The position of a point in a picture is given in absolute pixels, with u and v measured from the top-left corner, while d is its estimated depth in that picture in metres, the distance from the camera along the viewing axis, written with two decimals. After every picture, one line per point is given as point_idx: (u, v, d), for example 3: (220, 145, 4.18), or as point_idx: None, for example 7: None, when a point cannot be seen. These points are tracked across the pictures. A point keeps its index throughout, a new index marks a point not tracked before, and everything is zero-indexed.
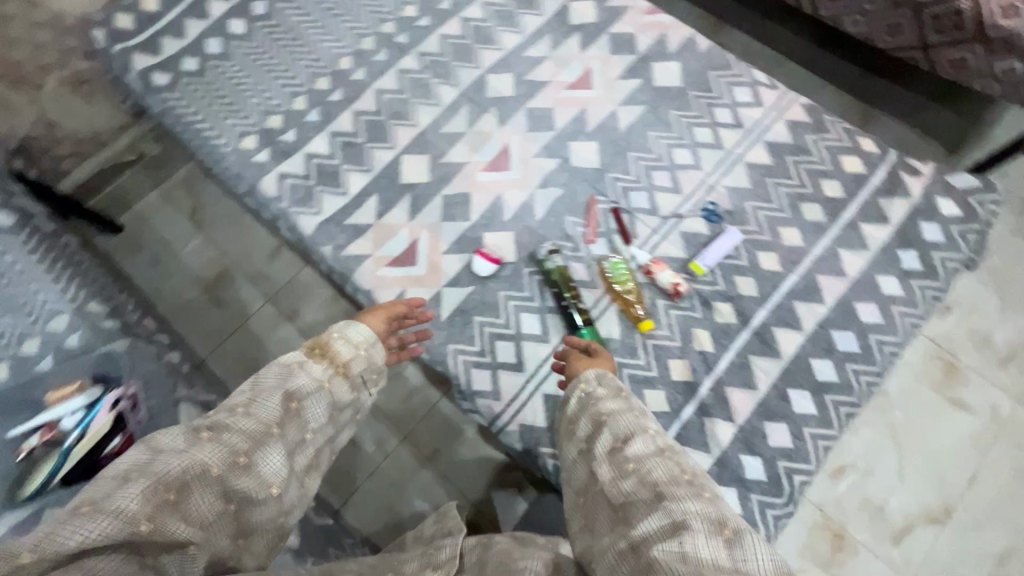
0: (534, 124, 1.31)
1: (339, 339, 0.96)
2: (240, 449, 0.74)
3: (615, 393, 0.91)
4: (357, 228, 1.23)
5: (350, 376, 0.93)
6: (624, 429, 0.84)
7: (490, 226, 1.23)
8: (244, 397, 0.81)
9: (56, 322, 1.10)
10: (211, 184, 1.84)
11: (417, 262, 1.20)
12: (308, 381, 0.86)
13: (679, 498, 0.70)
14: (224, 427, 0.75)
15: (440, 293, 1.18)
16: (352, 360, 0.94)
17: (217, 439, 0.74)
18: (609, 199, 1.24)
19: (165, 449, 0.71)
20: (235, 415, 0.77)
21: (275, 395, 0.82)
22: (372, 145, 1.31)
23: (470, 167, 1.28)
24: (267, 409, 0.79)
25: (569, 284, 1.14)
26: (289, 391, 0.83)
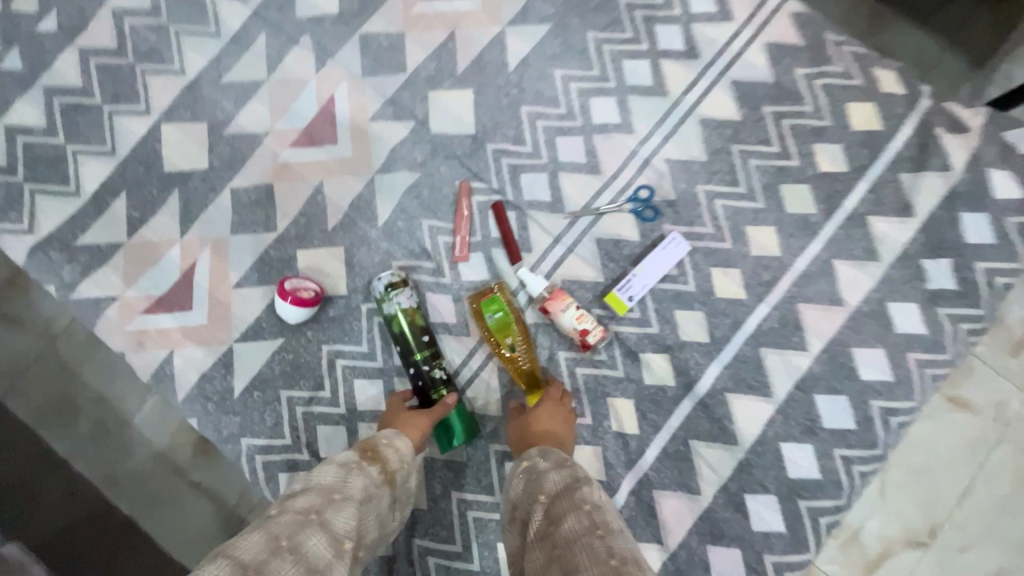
0: (373, 63, 0.83)
1: (391, 449, 0.62)
2: (320, 567, 0.46)
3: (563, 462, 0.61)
4: (94, 254, 0.79)
5: (394, 493, 0.60)
6: (560, 508, 0.53)
7: (307, 238, 0.79)
8: (313, 500, 0.51)
9: None
10: None
11: (192, 306, 0.78)
12: (371, 491, 0.56)
13: None
14: (304, 532, 0.47)
15: (230, 353, 0.77)
16: (398, 473, 0.61)
17: (302, 560, 0.45)
18: (489, 187, 0.80)
19: (247, 565, 0.43)
20: (312, 522, 0.49)
21: (348, 503, 0.53)
22: (114, 108, 0.82)
23: (273, 142, 0.81)
24: (344, 515, 0.51)
25: (422, 337, 0.74)
26: (360, 499, 0.54)
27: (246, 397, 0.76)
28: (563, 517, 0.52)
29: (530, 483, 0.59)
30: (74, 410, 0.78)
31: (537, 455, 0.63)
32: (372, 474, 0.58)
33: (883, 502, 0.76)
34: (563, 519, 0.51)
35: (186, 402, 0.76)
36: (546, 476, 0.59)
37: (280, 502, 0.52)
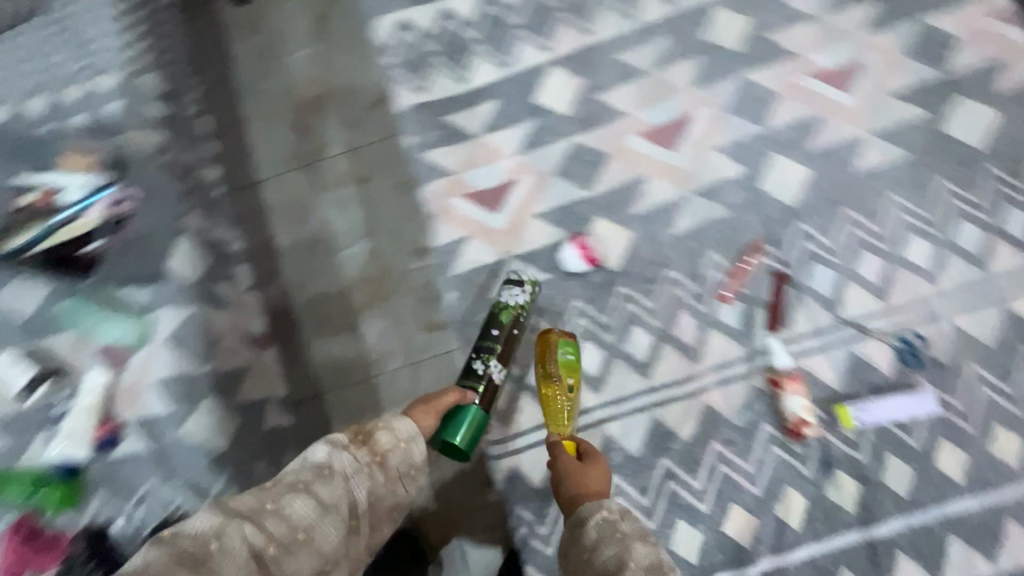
0: (741, 105, 0.92)
1: (386, 432, 0.68)
2: (299, 529, 0.56)
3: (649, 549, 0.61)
4: (453, 133, 0.95)
5: (389, 469, 0.66)
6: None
7: (610, 211, 0.90)
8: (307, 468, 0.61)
9: (101, 80, 0.97)
10: None
11: (498, 210, 0.91)
12: (361, 465, 0.63)
13: None
14: (285, 499, 0.58)
15: (505, 262, 0.90)
16: (391, 452, 0.67)
17: (280, 521, 0.56)
18: (779, 257, 0.87)
19: (232, 515, 0.55)
20: (298, 489, 0.59)
21: (332, 475, 0.61)
22: (525, 34, 0.97)
23: (628, 123, 0.93)
24: (327, 490, 0.60)
25: (493, 332, 0.83)
26: (348, 472, 0.62)
27: None
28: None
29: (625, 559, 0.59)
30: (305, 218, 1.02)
31: (617, 510, 0.66)
32: (363, 453, 0.64)
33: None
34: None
35: (454, 279, 0.91)
36: (634, 543, 0.61)
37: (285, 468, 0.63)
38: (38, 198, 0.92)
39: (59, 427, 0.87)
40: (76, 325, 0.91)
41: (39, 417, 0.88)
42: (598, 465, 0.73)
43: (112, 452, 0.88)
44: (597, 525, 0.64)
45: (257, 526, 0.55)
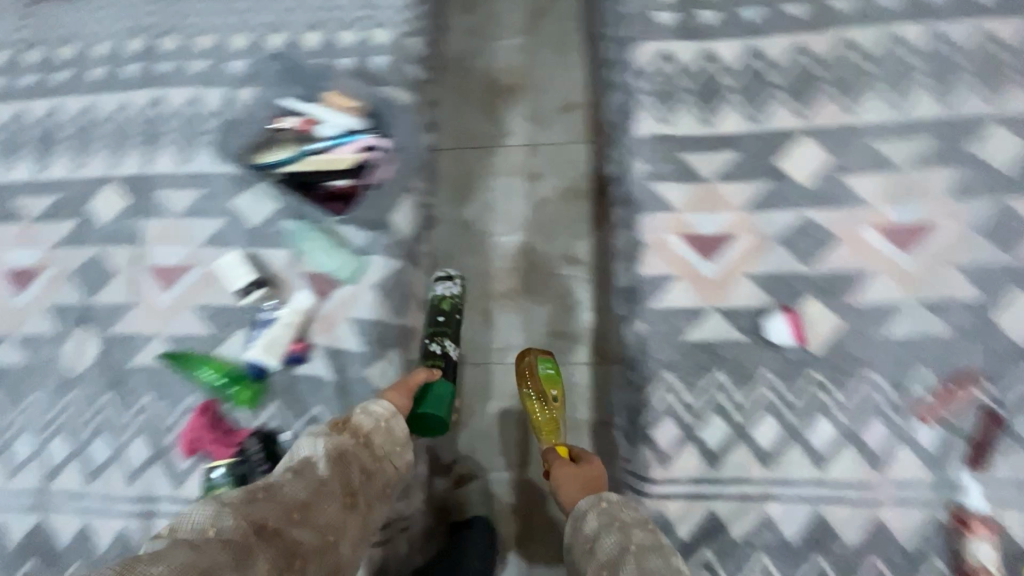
0: (995, 229, 0.88)
1: (365, 415, 0.84)
2: (296, 508, 0.70)
3: (643, 521, 0.79)
4: (685, 171, 0.96)
5: (373, 447, 0.82)
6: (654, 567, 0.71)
7: (826, 294, 0.89)
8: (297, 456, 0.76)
9: (379, 36, 1.06)
10: (574, 33, 1.64)
11: (710, 259, 0.92)
12: (345, 446, 0.79)
13: None
14: (279, 486, 0.71)
15: (705, 311, 0.90)
16: (372, 432, 0.83)
17: (279, 499, 0.69)
18: (997, 397, 0.83)
19: (224, 503, 0.67)
20: (290, 474, 0.73)
21: (321, 460, 0.76)
22: (783, 96, 0.97)
23: (866, 213, 0.91)
24: (321, 470, 0.75)
25: None
26: (337, 452, 0.78)
27: (690, 348, 0.89)
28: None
29: (626, 538, 0.76)
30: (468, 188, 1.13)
31: (615, 498, 0.83)
32: (347, 437, 0.80)
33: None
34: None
35: (649, 310, 0.91)
36: (633, 528, 0.77)
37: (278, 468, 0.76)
38: (304, 124, 1.00)
39: (262, 330, 0.96)
40: (299, 245, 1.01)
41: (248, 317, 0.99)
42: (591, 467, 0.97)
43: (297, 367, 0.95)
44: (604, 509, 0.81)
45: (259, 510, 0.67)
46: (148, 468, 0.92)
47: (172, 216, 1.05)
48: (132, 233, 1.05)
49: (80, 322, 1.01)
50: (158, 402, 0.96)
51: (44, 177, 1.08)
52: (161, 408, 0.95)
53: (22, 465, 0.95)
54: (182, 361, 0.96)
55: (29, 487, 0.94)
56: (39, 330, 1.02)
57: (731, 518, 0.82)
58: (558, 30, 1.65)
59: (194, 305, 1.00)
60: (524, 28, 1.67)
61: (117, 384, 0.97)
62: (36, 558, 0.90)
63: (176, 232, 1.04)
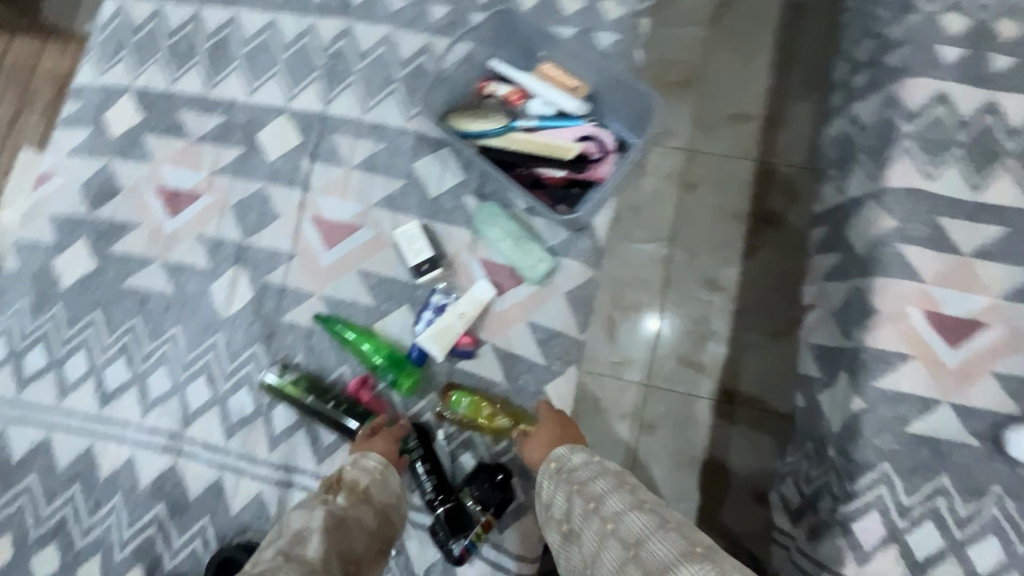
0: None
1: (356, 468, 0.74)
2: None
3: (588, 458, 0.72)
4: (942, 238, 0.83)
5: (373, 503, 0.72)
6: (598, 490, 0.65)
7: None
8: (289, 537, 0.65)
9: (610, 8, 0.93)
10: (765, 33, 1.45)
11: (956, 348, 0.80)
12: (336, 511, 0.68)
13: (625, 516, 0.60)
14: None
15: (938, 404, 0.79)
16: (371, 486, 0.73)
17: None
18: None
19: None
20: (280, 561, 0.61)
21: (313, 533, 0.65)
22: None
23: None
24: (312, 546, 0.63)
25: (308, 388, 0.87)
26: (331, 518, 0.67)
27: (915, 443, 0.78)
28: (604, 496, 0.64)
29: (570, 483, 0.69)
30: None
31: (566, 450, 0.75)
32: (342, 498, 0.70)
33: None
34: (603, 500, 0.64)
35: (871, 388, 0.81)
36: (576, 466, 0.72)
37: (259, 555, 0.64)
38: (517, 100, 0.90)
39: (431, 316, 0.88)
40: (489, 231, 0.90)
41: (415, 296, 0.91)
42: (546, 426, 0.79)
43: (461, 361, 0.88)
44: (552, 469, 0.74)
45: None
46: (292, 435, 0.88)
47: (346, 166, 0.96)
48: (301, 176, 0.96)
49: (235, 262, 0.94)
50: (310, 366, 0.90)
51: (215, 95, 1.00)
52: (314, 372, 0.90)
53: (158, 401, 0.90)
54: (340, 329, 0.89)
55: (165, 427, 0.89)
56: (189, 260, 0.95)
57: None
58: (749, 23, 1.46)
59: (359, 270, 0.92)
60: (713, 13, 1.47)
61: (269, 337, 0.91)
62: (164, 504, 0.86)
63: (348, 185, 0.95)
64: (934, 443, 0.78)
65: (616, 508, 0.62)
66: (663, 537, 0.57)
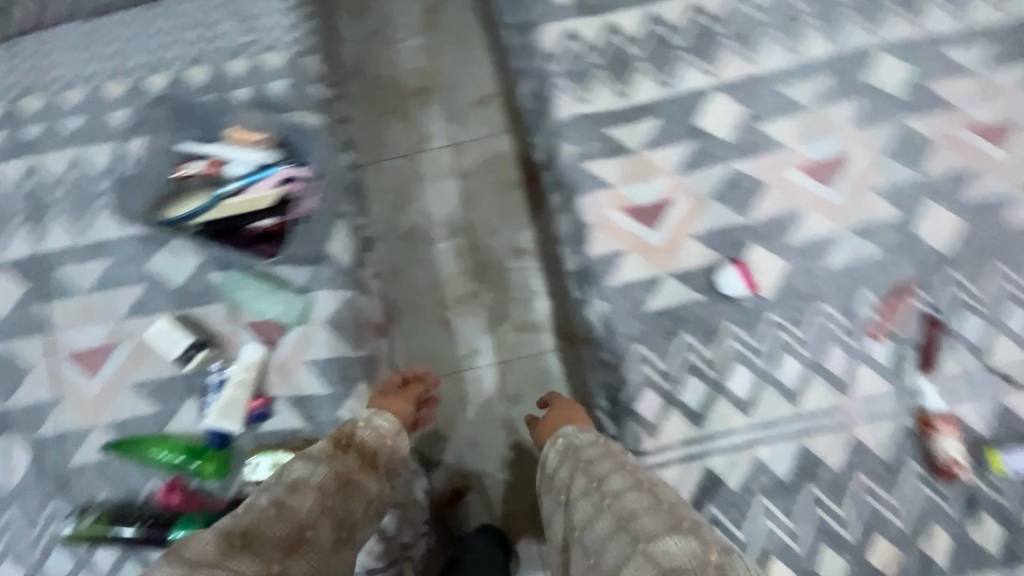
0: (897, 149, 0.94)
1: (368, 429, 0.84)
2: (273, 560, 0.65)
3: (593, 439, 0.88)
4: (613, 146, 0.97)
5: (379, 471, 0.82)
6: (603, 470, 0.81)
7: (766, 240, 0.93)
8: (292, 487, 0.73)
9: (270, 58, 0.99)
10: (474, 26, 1.61)
11: (656, 228, 0.93)
12: (338, 475, 0.77)
13: (625, 495, 0.76)
14: (259, 530, 0.67)
15: (660, 279, 0.92)
16: (378, 451, 0.83)
17: (268, 544, 0.66)
18: (931, 302, 0.89)
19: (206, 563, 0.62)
20: (274, 516, 0.69)
21: (311, 489, 0.73)
22: (687, 56, 1.00)
23: (788, 155, 0.95)
24: (306, 504, 0.72)
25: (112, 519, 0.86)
26: (334, 480, 0.76)
27: (654, 317, 0.91)
28: (608, 475, 0.80)
29: (576, 461, 0.85)
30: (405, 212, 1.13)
31: (571, 434, 0.91)
32: (351, 458, 0.80)
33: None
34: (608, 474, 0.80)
35: (608, 289, 0.92)
36: (584, 449, 0.87)
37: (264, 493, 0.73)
38: (214, 170, 0.95)
39: (215, 396, 0.90)
40: (239, 296, 0.94)
41: (195, 384, 0.92)
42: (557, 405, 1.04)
43: (261, 425, 0.90)
44: (558, 452, 0.90)
45: (232, 564, 0.63)
46: (121, 568, 0.85)
47: (81, 293, 0.94)
48: (39, 320, 0.94)
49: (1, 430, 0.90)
50: (116, 495, 0.88)
51: None
52: (120, 500, 0.88)
53: None
54: (131, 448, 0.89)
55: None
56: None
57: (723, 468, 0.85)
58: (457, 22, 1.62)
59: (131, 384, 0.91)
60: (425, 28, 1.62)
61: (63, 487, 0.88)
62: None
63: (89, 309, 0.94)
64: (668, 311, 0.91)
65: (616, 487, 0.78)
66: (656, 514, 0.72)
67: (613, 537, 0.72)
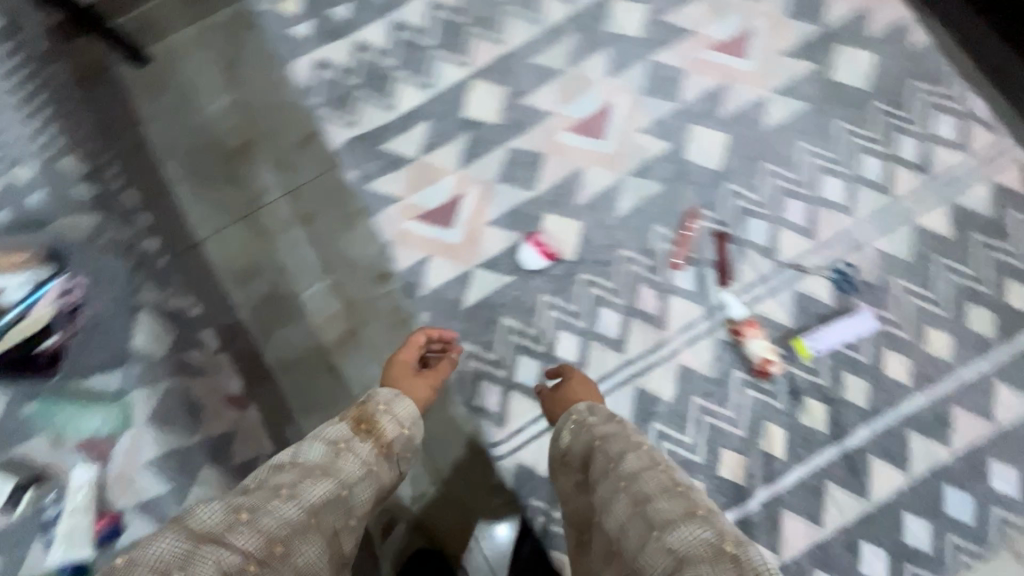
0: (652, 86, 0.98)
1: (389, 419, 0.69)
2: (279, 536, 0.53)
3: (613, 416, 0.70)
4: (392, 160, 0.97)
5: (394, 458, 0.68)
6: (616, 450, 0.64)
7: (556, 206, 0.96)
8: (294, 474, 0.59)
9: None
10: None
11: (453, 226, 0.95)
12: (351, 467, 0.62)
13: (643, 476, 0.59)
14: (265, 506, 0.54)
15: (469, 273, 0.94)
16: (397, 438, 0.68)
17: (261, 533, 0.52)
18: (716, 218, 0.94)
19: (198, 540, 0.49)
20: (280, 496, 0.56)
21: (326, 473, 0.60)
22: (439, 53, 1.00)
23: (556, 120, 0.98)
24: (315, 490, 0.58)
25: None
26: (347, 476, 0.61)
27: (472, 311, 0.93)
28: (620, 452, 0.64)
29: (590, 436, 0.68)
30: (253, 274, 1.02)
31: (584, 408, 0.73)
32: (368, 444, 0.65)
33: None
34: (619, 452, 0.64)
35: (424, 298, 0.93)
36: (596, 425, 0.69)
37: (264, 476, 0.60)
38: None
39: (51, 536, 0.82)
40: (47, 427, 0.86)
41: None
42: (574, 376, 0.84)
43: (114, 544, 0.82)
44: (568, 432, 0.71)
45: (231, 541, 0.51)
46: None
47: None
48: None
49: None
50: None
51: None
52: None
53: None
54: None
55: None
56: None
57: None
58: None
59: None
60: (184, 48, 1.08)
61: None
62: None
63: None
64: (484, 302, 0.93)
65: (632, 468, 0.61)
66: (669, 497, 0.57)
67: (626, 531, 0.56)
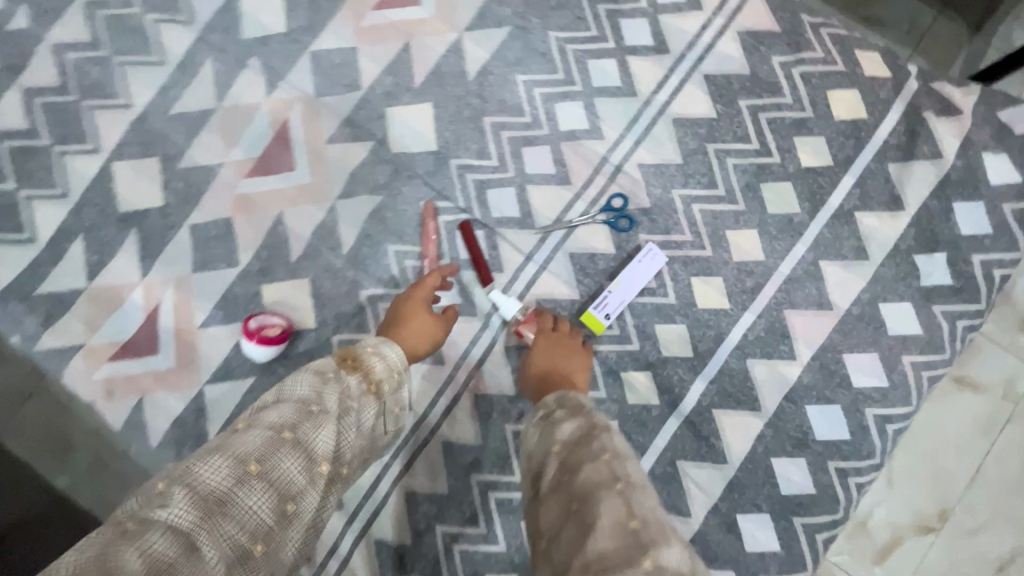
0: (326, 83, 0.79)
1: (379, 359, 0.57)
2: (291, 493, 0.44)
3: (585, 405, 0.52)
4: (56, 303, 0.76)
5: (385, 399, 0.56)
6: (575, 458, 0.46)
7: (271, 272, 0.76)
8: (292, 413, 0.48)
9: None
10: None
11: (159, 348, 0.75)
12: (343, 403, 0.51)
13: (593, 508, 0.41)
14: (275, 454, 0.44)
15: (201, 395, 0.74)
16: (385, 379, 0.56)
17: (269, 486, 0.43)
18: (455, 207, 0.76)
19: (203, 506, 0.40)
20: (284, 441, 0.45)
21: (330, 417, 0.49)
22: (63, 149, 0.79)
23: (230, 171, 0.78)
24: (320, 436, 0.47)
25: None
26: (342, 413, 0.51)
27: None
28: (579, 466, 0.45)
29: (542, 437, 0.50)
30: (68, 446, 0.74)
31: (554, 400, 0.54)
32: (354, 381, 0.54)
33: (893, 489, 0.74)
34: (580, 467, 0.45)
35: (160, 449, 0.74)
36: (559, 421, 0.50)
37: (251, 417, 0.48)
38: None
39: None
40: None
41: None
42: (569, 333, 0.68)
43: None
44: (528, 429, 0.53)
45: (240, 502, 0.41)
46: None
47: None
48: None
49: None
50: None
51: None
52: None
53: None
54: None
55: None
56: None
57: (389, 530, 0.71)
58: None
59: None
60: None
61: None
62: None
63: None
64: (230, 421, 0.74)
65: (586, 489, 0.43)
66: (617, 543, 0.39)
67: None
